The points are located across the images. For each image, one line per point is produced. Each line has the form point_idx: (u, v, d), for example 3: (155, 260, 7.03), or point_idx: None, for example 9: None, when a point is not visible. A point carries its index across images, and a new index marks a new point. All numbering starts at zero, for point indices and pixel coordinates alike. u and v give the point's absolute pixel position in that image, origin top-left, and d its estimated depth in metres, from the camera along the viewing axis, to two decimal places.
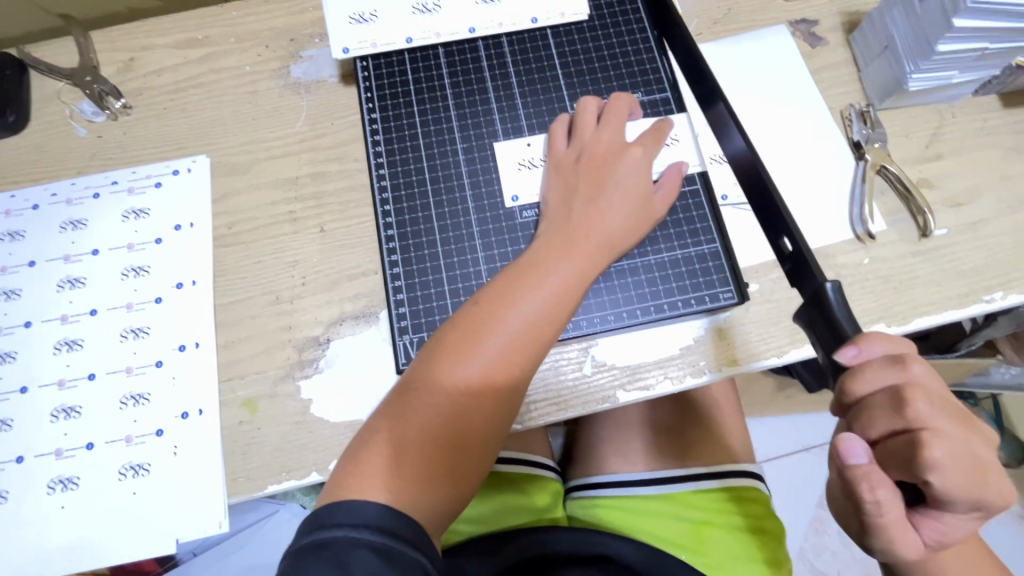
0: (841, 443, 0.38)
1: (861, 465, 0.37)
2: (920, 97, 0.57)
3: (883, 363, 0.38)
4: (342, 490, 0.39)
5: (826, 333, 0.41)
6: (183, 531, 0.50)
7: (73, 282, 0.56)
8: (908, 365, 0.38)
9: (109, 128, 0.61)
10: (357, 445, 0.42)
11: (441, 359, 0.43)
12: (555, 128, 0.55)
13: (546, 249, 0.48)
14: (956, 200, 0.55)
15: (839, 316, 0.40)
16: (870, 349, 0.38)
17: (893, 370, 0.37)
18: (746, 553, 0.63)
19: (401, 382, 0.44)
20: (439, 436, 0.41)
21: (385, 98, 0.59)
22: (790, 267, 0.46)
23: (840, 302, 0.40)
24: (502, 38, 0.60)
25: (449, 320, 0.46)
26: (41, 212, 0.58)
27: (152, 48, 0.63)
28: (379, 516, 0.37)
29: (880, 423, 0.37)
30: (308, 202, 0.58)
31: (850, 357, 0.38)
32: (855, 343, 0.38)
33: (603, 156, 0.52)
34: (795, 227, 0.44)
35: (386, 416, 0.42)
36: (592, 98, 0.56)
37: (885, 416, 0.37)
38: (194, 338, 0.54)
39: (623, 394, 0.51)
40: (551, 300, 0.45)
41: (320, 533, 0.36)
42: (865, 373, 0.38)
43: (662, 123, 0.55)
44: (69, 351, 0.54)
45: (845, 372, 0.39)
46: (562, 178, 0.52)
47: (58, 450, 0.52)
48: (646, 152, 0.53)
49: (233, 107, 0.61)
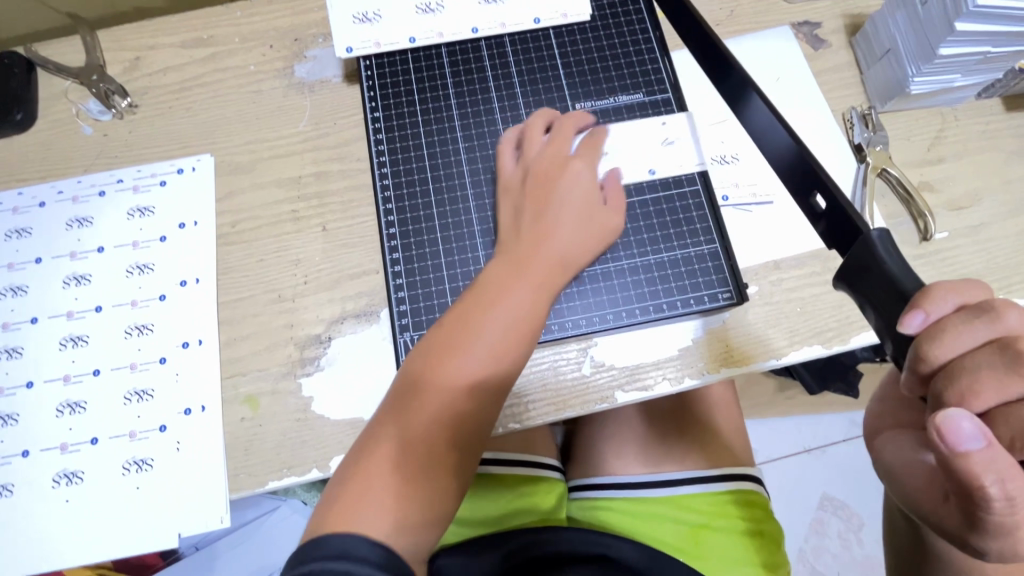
0: (941, 424, 0.30)
1: (976, 450, 0.29)
2: (923, 100, 0.57)
3: (965, 318, 0.33)
4: (325, 525, 0.39)
5: (884, 295, 0.36)
6: (186, 526, 0.50)
7: (79, 279, 0.57)
8: (999, 317, 0.32)
9: (115, 127, 0.61)
10: (332, 487, 0.42)
11: (404, 390, 0.44)
12: (502, 150, 0.55)
13: (501, 272, 0.48)
14: (958, 203, 0.55)
15: (893, 268, 0.36)
16: (939, 310, 0.33)
17: (985, 326, 0.32)
18: (741, 555, 0.63)
19: (376, 413, 0.45)
20: (411, 465, 0.42)
21: (388, 97, 0.59)
22: (827, 228, 0.43)
23: (891, 251, 0.37)
24: (504, 39, 0.61)
25: (411, 352, 0.47)
26: (48, 210, 0.59)
27: (158, 47, 0.64)
28: (357, 549, 0.37)
29: (988, 392, 0.31)
30: (311, 202, 0.58)
31: (918, 325, 0.33)
32: (922, 308, 0.33)
33: (554, 173, 0.52)
34: (833, 184, 0.41)
35: (362, 448, 0.43)
36: (540, 112, 0.56)
37: (994, 381, 0.31)
38: (198, 335, 0.55)
39: (622, 395, 0.51)
40: (509, 320, 0.46)
41: (298, 568, 0.36)
42: (948, 335, 0.32)
43: (593, 134, 0.55)
44: (74, 348, 0.55)
45: (922, 339, 0.33)
46: (515, 202, 0.52)
47: (63, 445, 0.52)
48: (589, 164, 0.54)
49: (237, 107, 0.62)
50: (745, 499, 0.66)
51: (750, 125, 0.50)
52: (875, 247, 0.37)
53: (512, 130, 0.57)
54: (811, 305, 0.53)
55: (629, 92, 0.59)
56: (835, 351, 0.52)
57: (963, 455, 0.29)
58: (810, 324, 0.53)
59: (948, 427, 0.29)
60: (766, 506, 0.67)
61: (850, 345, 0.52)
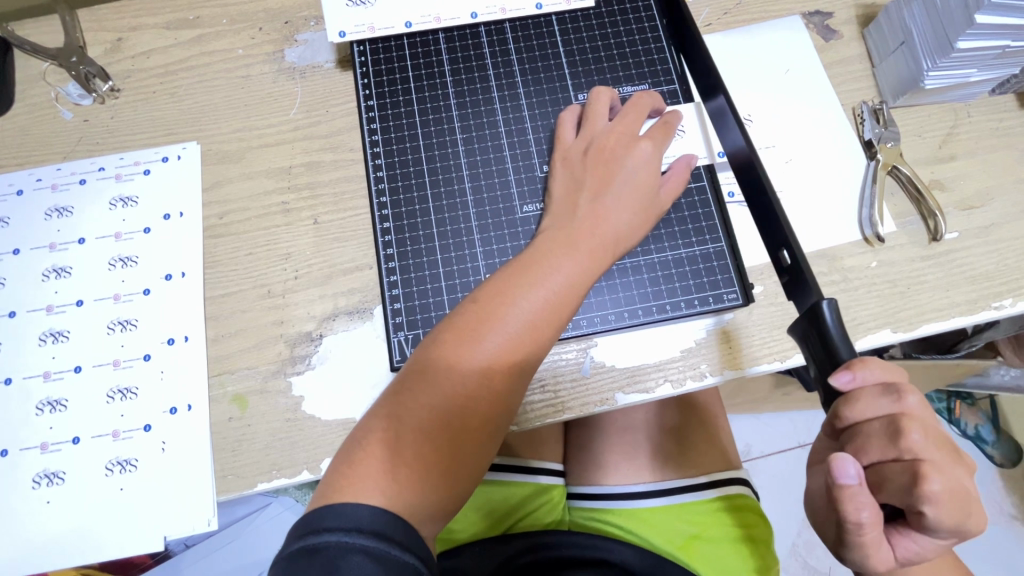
0: (832, 462, 0.37)
1: (851, 486, 0.36)
2: (936, 96, 0.55)
3: (878, 390, 0.37)
4: (335, 492, 0.37)
5: (821, 351, 0.40)
6: (171, 529, 0.49)
7: (59, 271, 0.54)
8: (902, 396, 0.37)
9: (95, 112, 0.59)
10: (351, 446, 0.40)
11: (439, 352, 0.42)
12: (566, 116, 0.53)
13: (549, 245, 0.45)
14: (969, 203, 0.54)
15: (835, 336, 0.40)
16: (865, 374, 0.37)
17: (891, 402, 0.37)
18: (736, 565, 0.62)
19: (399, 378, 0.43)
20: (432, 435, 0.40)
21: (383, 85, 0.57)
22: (788, 280, 0.46)
23: (835, 319, 0.40)
24: (505, 25, 0.58)
25: (448, 314, 0.44)
26: (26, 198, 0.56)
27: (141, 28, 0.61)
28: (374, 521, 0.35)
29: (874, 451, 0.37)
30: (302, 193, 0.56)
31: (844, 382, 0.38)
32: (851, 370, 0.37)
33: (612, 149, 0.49)
34: (796, 241, 0.44)
35: (381, 417, 0.40)
36: (607, 89, 0.53)
37: (880, 445, 0.37)
38: (183, 332, 0.53)
39: (623, 396, 0.50)
40: (550, 302, 0.43)
41: (312, 538, 0.34)
42: (860, 401, 0.38)
43: (668, 119, 0.51)
44: (54, 343, 0.53)
45: (841, 397, 0.38)
46: (569, 172, 0.50)
47: (43, 444, 0.50)
48: (657, 147, 0.50)
49: (225, 92, 0.59)
50: (737, 504, 0.65)
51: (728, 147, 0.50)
52: (822, 312, 0.40)
53: (574, 106, 0.54)
54: None
55: (634, 83, 0.57)
56: None
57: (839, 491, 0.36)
58: None
59: (836, 463, 0.36)
60: (760, 511, 0.66)
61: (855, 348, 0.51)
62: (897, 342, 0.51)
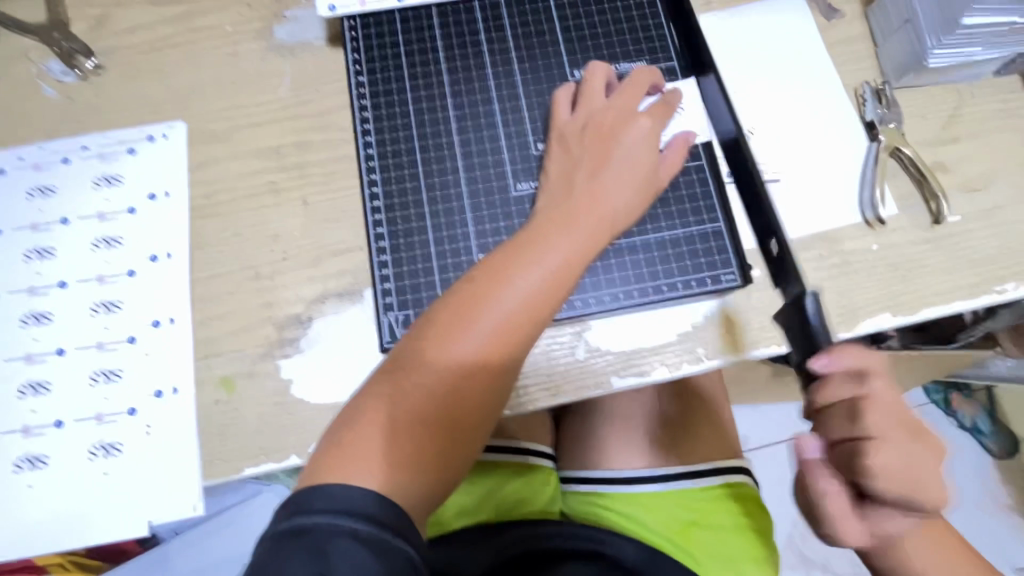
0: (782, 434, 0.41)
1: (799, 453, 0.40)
2: (940, 75, 0.54)
3: (844, 376, 0.40)
4: (323, 472, 0.36)
5: (801, 339, 0.41)
6: (157, 514, 0.48)
7: (42, 252, 0.53)
8: (865, 379, 0.39)
9: (80, 89, 0.57)
10: (338, 427, 0.39)
11: (431, 332, 0.41)
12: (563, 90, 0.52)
13: (546, 223, 0.44)
14: (972, 185, 0.53)
15: (815, 324, 0.40)
16: (839, 360, 0.39)
17: (850, 383, 0.39)
18: (734, 551, 0.62)
19: (389, 359, 0.42)
20: (426, 417, 0.39)
21: (374, 61, 0.56)
22: (774, 269, 0.48)
23: (818, 312, 0.40)
24: (499, 1, 0.57)
25: (441, 294, 0.43)
26: (8, 177, 0.55)
27: (126, 4, 0.59)
28: (364, 504, 0.34)
29: (834, 430, 0.40)
30: (291, 173, 0.55)
31: (822, 365, 0.39)
32: (827, 352, 0.39)
33: (609, 126, 0.48)
34: (780, 229, 0.46)
35: (371, 396, 0.39)
36: (604, 64, 0.52)
37: (840, 424, 0.40)
38: (169, 314, 0.52)
39: (617, 380, 0.49)
40: (548, 281, 0.42)
41: (300, 519, 0.33)
42: (828, 386, 0.40)
43: (669, 99, 0.51)
44: (37, 325, 0.51)
45: (816, 380, 0.40)
46: (566, 150, 0.49)
47: (25, 428, 0.49)
48: (655, 124, 0.49)
49: (212, 70, 0.58)
50: (736, 492, 0.65)
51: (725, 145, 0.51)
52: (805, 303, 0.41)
53: (570, 83, 0.53)
54: (818, 289, 0.51)
55: (632, 60, 0.55)
56: (841, 338, 0.50)
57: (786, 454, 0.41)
58: None
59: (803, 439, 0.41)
60: (757, 500, 0.66)
61: (856, 332, 0.50)
62: (897, 326, 0.50)
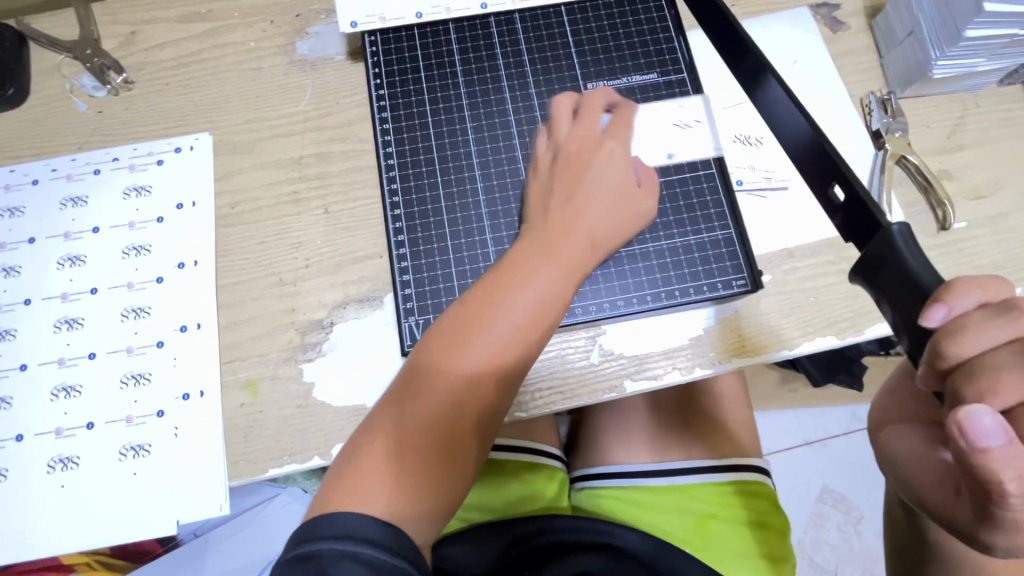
0: (966, 420, 0.29)
1: (997, 442, 0.29)
2: (944, 85, 0.55)
3: (986, 315, 0.32)
4: (329, 504, 0.38)
5: (896, 286, 0.35)
6: (184, 513, 0.49)
7: (74, 259, 0.55)
8: (1022, 316, 0.31)
9: (110, 103, 0.59)
10: (342, 462, 0.40)
11: (421, 365, 0.43)
12: (555, 115, 0.53)
13: (527, 254, 0.46)
14: (977, 192, 0.54)
15: (913, 263, 0.34)
16: (959, 303, 0.32)
17: (1011, 324, 0.31)
18: (746, 548, 0.62)
19: (386, 393, 0.43)
20: (425, 444, 0.40)
21: (394, 74, 0.57)
22: (843, 220, 0.41)
23: (911, 246, 0.35)
24: (514, 16, 0.59)
25: (430, 328, 0.45)
26: (41, 188, 0.57)
27: (154, 22, 0.62)
28: (366, 529, 0.35)
29: (1008, 392, 0.31)
30: (313, 183, 0.56)
31: (940, 317, 0.32)
32: (945, 302, 0.32)
33: (579, 154, 0.50)
34: (848, 172, 0.39)
35: (371, 430, 0.41)
36: (567, 93, 0.54)
37: (1015, 381, 0.30)
38: (196, 319, 0.53)
39: (631, 384, 0.50)
40: (535, 306, 0.44)
41: (307, 547, 0.35)
42: (970, 333, 0.31)
43: (625, 117, 0.53)
44: (69, 330, 0.53)
45: (942, 337, 0.32)
46: (542, 182, 0.51)
47: (57, 429, 0.51)
48: (621, 147, 0.51)
49: (237, 84, 0.60)
50: (749, 489, 0.65)
51: (786, 136, 0.45)
52: (894, 240, 0.35)
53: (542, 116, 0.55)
54: (826, 294, 0.52)
55: (643, 72, 0.57)
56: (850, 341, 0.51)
57: (982, 450, 0.29)
58: (824, 314, 0.51)
59: (968, 423, 0.29)
60: (772, 498, 0.66)
61: (864, 336, 0.51)
62: None
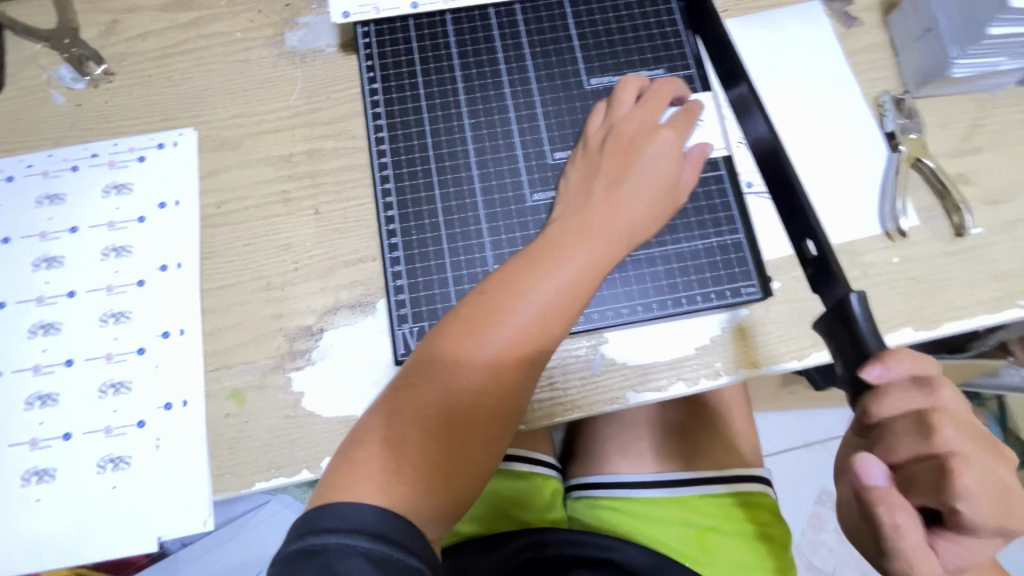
0: (858, 462, 0.37)
1: (879, 485, 0.36)
2: (963, 85, 0.53)
3: (905, 384, 0.37)
4: (336, 489, 0.35)
5: (848, 344, 0.40)
6: (167, 529, 0.47)
7: (50, 261, 0.52)
8: (934, 390, 0.37)
9: (88, 96, 0.57)
10: (353, 442, 0.38)
11: (448, 345, 0.40)
12: (619, 94, 0.50)
13: (562, 234, 0.43)
14: (996, 197, 0.52)
15: (865, 331, 0.39)
16: (896, 368, 0.37)
17: (920, 396, 0.37)
18: (749, 560, 0.60)
19: (404, 372, 0.40)
20: (439, 434, 0.38)
21: (388, 67, 0.55)
22: (813, 272, 0.45)
23: (864, 313, 0.39)
24: (515, 7, 0.56)
25: (455, 307, 0.43)
26: (17, 185, 0.54)
27: (136, 10, 0.59)
28: (376, 522, 0.33)
29: (903, 448, 0.37)
30: (302, 181, 0.54)
31: (876, 375, 0.37)
32: (882, 363, 0.37)
33: (630, 137, 0.47)
34: (819, 229, 0.43)
35: (385, 411, 0.38)
36: (635, 76, 0.51)
37: (909, 441, 0.37)
38: (179, 324, 0.51)
39: (634, 395, 0.48)
40: (564, 291, 0.41)
41: (311, 539, 0.33)
42: (889, 396, 0.37)
43: (691, 107, 0.49)
44: (46, 335, 0.51)
45: (871, 391, 0.38)
46: (587, 161, 0.48)
47: (33, 440, 0.49)
48: (678, 137, 0.47)
49: (223, 76, 0.57)
50: (752, 501, 0.63)
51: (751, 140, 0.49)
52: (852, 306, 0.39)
53: (600, 102, 0.52)
54: None
55: (650, 68, 0.55)
56: None
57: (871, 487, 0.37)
58: None
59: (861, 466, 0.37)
60: (776, 510, 0.64)
61: None
62: (918, 341, 0.49)
